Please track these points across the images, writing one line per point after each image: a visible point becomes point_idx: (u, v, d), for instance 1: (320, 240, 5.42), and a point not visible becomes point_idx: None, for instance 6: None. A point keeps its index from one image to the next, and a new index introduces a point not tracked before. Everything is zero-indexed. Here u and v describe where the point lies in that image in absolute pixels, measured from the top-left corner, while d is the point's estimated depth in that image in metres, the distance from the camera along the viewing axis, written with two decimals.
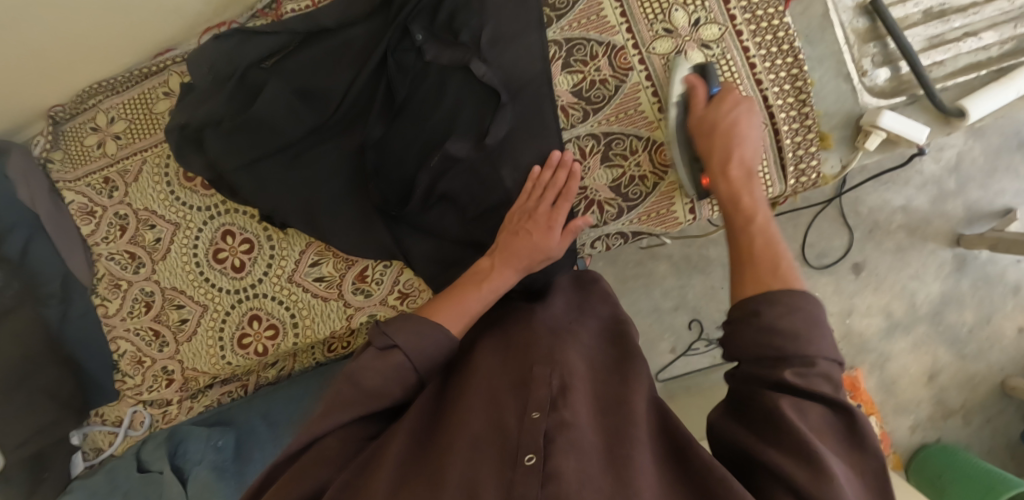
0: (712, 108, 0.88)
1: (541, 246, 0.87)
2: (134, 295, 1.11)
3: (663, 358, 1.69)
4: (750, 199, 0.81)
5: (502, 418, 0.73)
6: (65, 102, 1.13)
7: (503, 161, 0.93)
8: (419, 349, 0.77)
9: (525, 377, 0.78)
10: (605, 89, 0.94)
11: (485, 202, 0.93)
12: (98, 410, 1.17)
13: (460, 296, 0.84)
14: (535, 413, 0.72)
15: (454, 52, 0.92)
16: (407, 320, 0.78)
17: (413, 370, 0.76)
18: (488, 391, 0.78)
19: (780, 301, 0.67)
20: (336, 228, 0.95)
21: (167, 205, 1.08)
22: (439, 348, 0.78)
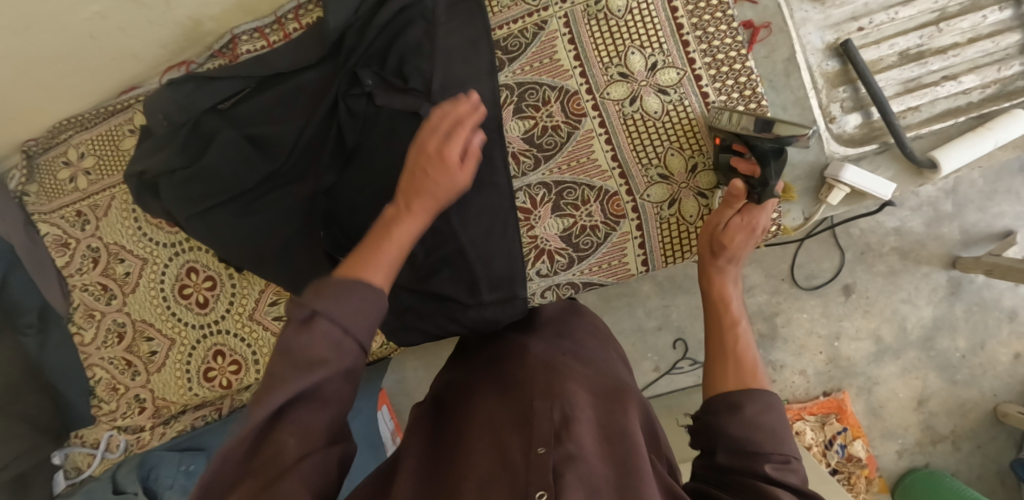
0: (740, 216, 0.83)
1: (444, 177, 0.74)
2: (107, 325, 1.14)
3: (647, 377, 1.71)
4: (734, 311, 0.82)
5: (506, 454, 0.68)
6: (37, 136, 1.14)
7: (453, 208, 0.91)
8: (347, 310, 0.59)
9: (524, 413, 0.73)
10: (557, 136, 0.92)
11: (434, 251, 0.93)
12: (78, 432, 1.22)
13: (382, 247, 0.68)
14: (540, 448, 0.66)
15: (402, 100, 0.91)
16: (322, 282, 0.61)
17: (350, 333, 0.59)
18: (490, 426, 0.73)
19: (760, 398, 0.70)
20: (290, 273, 0.98)
21: (135, 240, 1.10)
22: (371, 306, 0.62)
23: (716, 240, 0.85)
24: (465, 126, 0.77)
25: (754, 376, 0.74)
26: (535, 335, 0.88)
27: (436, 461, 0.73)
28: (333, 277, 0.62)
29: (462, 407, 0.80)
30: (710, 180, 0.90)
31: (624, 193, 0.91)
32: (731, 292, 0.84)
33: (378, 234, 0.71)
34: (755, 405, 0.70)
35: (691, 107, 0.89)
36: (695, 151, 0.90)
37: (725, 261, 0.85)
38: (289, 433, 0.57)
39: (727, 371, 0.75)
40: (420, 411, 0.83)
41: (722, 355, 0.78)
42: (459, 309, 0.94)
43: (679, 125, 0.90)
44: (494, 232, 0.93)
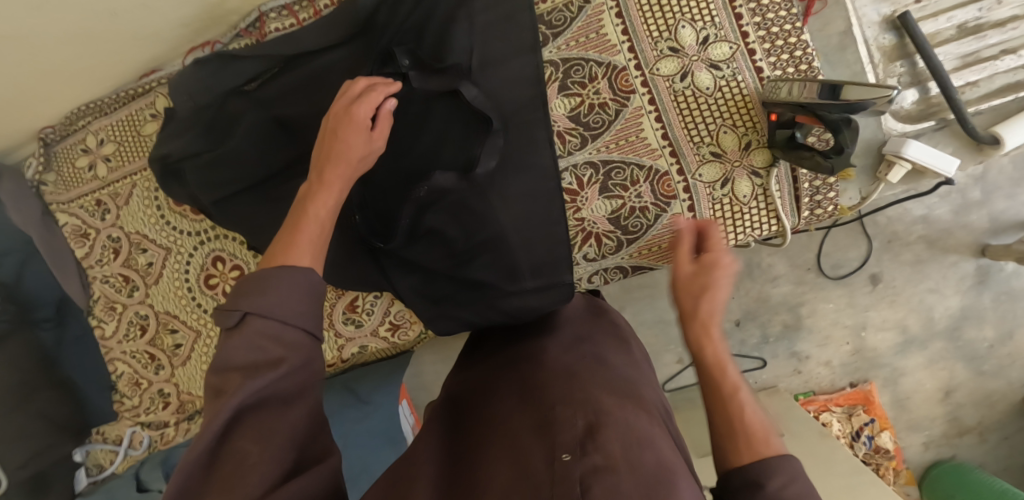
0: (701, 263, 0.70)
1: (355, 144, 0.75)
2: (129, 318, 1.11)
3: (669, 369, 1.67)
4: (731, 374, 0.66)
5: (527, 463, 0.63)
6: (55, 123, 1.10)
7: (492, 191, 0.88)
8: (277, 306, 0.60)
9: (545, 420, 0.68)
10: (604, 114, 0.89)
11: (474, 235, 0.89)
12: (100, 428, 1.19)
13: (297, 227, 0.67)
14: (565, 456, 0.62)
15: (438, 82, 0.87)
16: (242, 282, 0.62)
17: (288, 327, 0.60)
18: (508, 438, 0.68)
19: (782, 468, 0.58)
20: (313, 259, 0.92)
21: (158, 229, 1.06)
22: (298, 288, 0.62)
23: (692, 302, 0.69)
24: (368, 100, 0.78)
25: (769, 444, 0.61)
26: (552, 336, 0.83)
27: (450, 475, 0.67)
28: (256, 272, 0.63)
29: (480, 415, 0.75)
30: (765, 158, 0.87)
31: (675, 173, 0.88)
32: (721, 354, 0.67)
33: (294, 219, 0.69)
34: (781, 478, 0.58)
35: (745, 82, 0.88)
36: (748, 128, 0.88)
37: (705, 323, 0.68)
38: (249, 440, 0.56)
39: (738, 444, 0.62)
40: (432, 417, 0.78)
41: (728, 426, 0.63)
42: (499, 296, 0.89)
43: (732, 102, 0.88)
44: (537, 217, 0.89)
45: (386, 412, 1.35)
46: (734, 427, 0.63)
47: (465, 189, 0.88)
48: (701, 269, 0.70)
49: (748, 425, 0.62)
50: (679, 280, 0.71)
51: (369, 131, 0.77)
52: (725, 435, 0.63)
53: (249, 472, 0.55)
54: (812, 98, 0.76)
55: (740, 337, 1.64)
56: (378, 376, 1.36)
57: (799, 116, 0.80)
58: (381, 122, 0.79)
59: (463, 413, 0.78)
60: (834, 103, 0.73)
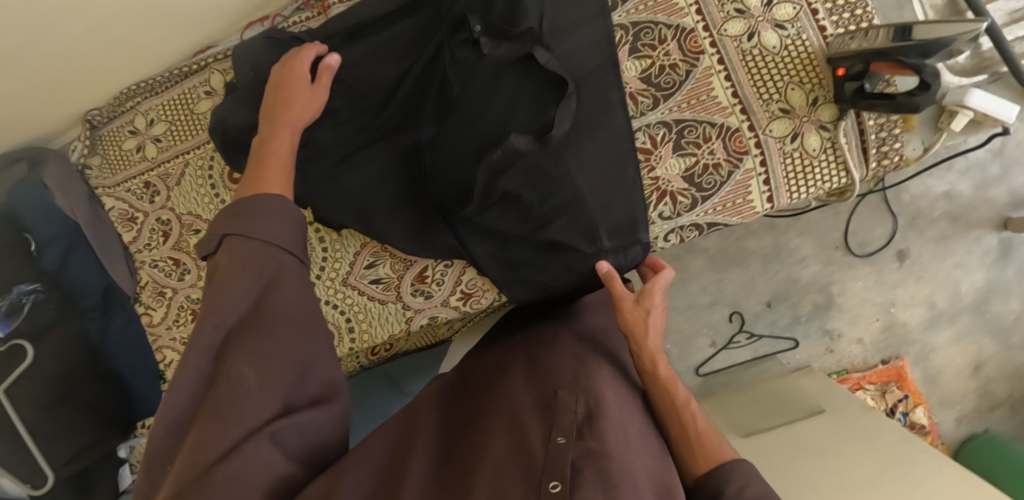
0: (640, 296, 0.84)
1: (302, 93, 0.84)
2: (180, 302, 1.08)
3: (703, 353, 1.66)
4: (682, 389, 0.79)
5: (523, 438, 0.65)
6: (101, 105, 1.08)
7: (567, 154, 0.88)
8: (257, 229, 0.67)
9: (547, 401, 0.71)
10: (675, 75, 0.91)
11: (550, 198, 0.89)
12: (144, 422, 1.14)
13: (264, 167, 0.76)
14: (560, 438, 0.64)
15: (510, 48, 0.88)
16: (225, 210, 0.69)
17: (269, 246, 0.67)
18: (511, 413, 0.70)
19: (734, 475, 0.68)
20: (392, 227, 0.93)
21: (213, 209, 1.04)
22: (281, 219, 0.69)
23: (637, 327, 0.82)
24: (302, 57, 0.87)
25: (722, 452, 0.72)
26: (568, 329, 0.87)
27: (447, 440, 0.71)
28: (236, 201, 0.71)
29: (489, 391, 0.78)
30: (832, 113, 0.89)
31: (746, 129, 0.90)
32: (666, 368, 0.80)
33: (259, 158, 0.78)
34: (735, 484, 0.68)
35: (810, 41, 0.89)
36: (815, 85, 0.89)
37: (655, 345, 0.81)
38: (242, 361, 0.62)
39: (696, 453, 0.73)
40: (438, 388, 0.82)
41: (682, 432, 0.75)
42: (577, 259, 0.90)
43: (798, 60, 0.89)
44: (607, 177, 0.90)
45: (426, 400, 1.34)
46: (692, 437, 0.74)
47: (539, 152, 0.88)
48: (642, 300, 0.84)
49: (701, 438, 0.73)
50: (623, 311, 0.84)
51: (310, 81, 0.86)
52: (683, 441, 0.74)
53: (240, 404, 0.60)
54: (895, 42, 0.77)
55: (772, 318, 1.65)
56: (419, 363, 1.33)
57: (873, 65, 0.80)
58: (320, 80, 0.86)
59: (472, 388, 0.82)
60: (911, 45, 0.75)
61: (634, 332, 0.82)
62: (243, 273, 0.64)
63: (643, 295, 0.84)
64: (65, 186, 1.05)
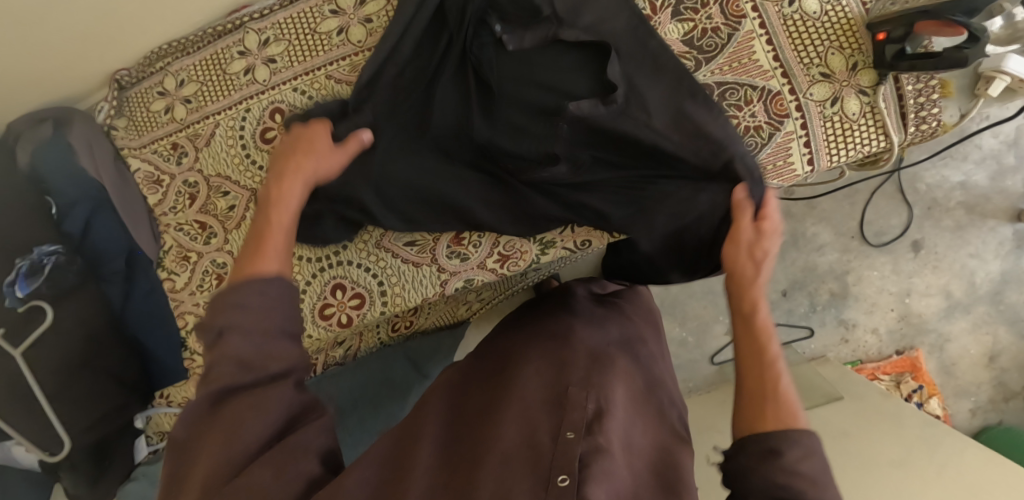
0: (754, 232, 0.77)
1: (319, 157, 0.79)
2: (205, 266, 1.05)
3: (719, 341, 1.65)
4: (774, 345, 0.69)
5: (533, 433, 0.66)
6: (130, 65, 1.07)
7: (631, 110, 0.83)
8: (257, 310, 0.59)
9: (557, 396, 0.73)
10: (717, 38, 0.91)
11: (642, 154, 0.85)
12: (162, 392, 1.12)
13: (262, 239, 0.66)
14: (569, 433, 0.65)
15: (532, 38, 0.83)
16: (219, 296, 0.59)
17: (272, 337, 0.59)
18: (522, 404, 0.71)
19: (800, 441, 0.59)
20: (482, 207, 0.92)
21: (242, 170, 1.03)
22: (282, 296, 0.61)
23: (738, 263, 0.76)
24: (316, 131, 0.82)
25: (795, 418, 0.62)
26: (581, 326, 0.89)
27: (455, 428, 0.72)
28: (226, 287, 0.60)
29: (503, 375, 0.80)
30: (871, 78, 0.89)
31: (787, 92, 0.90)
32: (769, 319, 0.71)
33: (256, 231, 0.68)
34: (796, 451, 0.59)
35: (849, 7, 0.89)
36: (853, 50, 0.89)
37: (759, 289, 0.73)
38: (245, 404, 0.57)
39: (765, 416, 0.63)
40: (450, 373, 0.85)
41: (758, 397, 0.65)
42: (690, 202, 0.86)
43: (837, 26, 0.89)
44: (690, 133, 0.82)
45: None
46: (765, 399, 0.64)
47: (608, 130, 0.83)
48: (760, 241, 0.76)
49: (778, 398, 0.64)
50: (737, 250, 0.77)
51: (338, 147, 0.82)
52: (748, 406, 0.65)
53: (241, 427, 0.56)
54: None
55: (789, 307, 1.64)
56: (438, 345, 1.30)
57: (918, 25, 0.79)
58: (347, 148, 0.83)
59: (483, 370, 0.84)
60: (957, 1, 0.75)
61: (742, 274, 0.75)
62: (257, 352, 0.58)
63: (759, 238, 0.76)
64: (94, 148, 1.04)
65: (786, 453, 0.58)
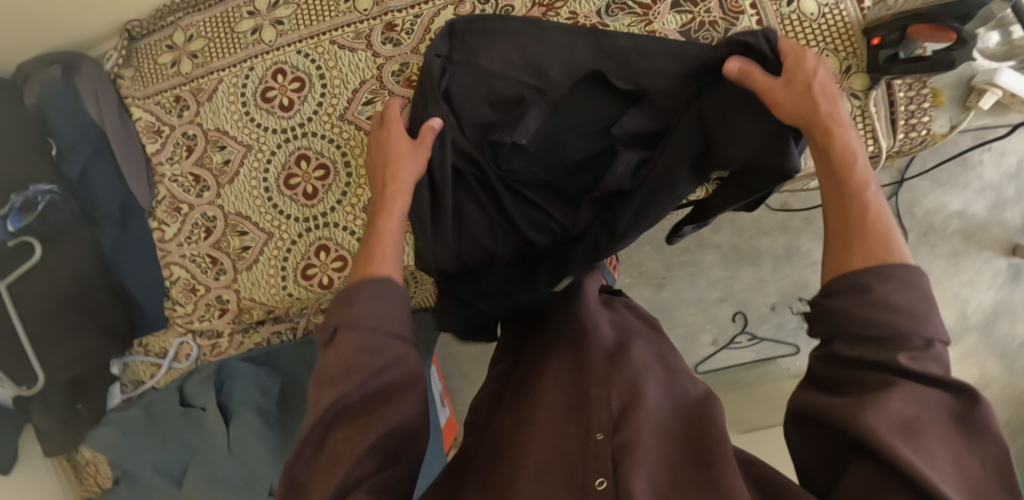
0: (793, 65, 0.74)
1: (405, 150, 0.86)
2: (194, 219, 1.07)
3: (705, 350, 1.65)
4: (861, 162, 0.66)
5: (563, 443, 0.68)
6: (142, 17, 1.09)
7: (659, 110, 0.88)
8: (371, 318, 0.63)
9: (580, 401, 0.73)
10: (714, 32, 0.92)
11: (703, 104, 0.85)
12: (141, 341, 1.14)
13: (374, 247, 0.73)
14: (598, 435, 0.67)
15: (533, 120, 0.90)
16: (341, 299, 0.65)
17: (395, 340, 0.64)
18: (549, 413, 0.72)
19: (896, 275, 0.57)
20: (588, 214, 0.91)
21: (241, 126, 1.04)
22: (396, 304, 0.66)
23: (804, 103, 0.72)
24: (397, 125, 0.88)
25: (890, 246, 0.59)
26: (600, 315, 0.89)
27: (502, 445, 0.73)
28: (349, 286, 0.67)
29: (529, 382, 0.80)
30: (863, 83, 0.89)
31: None
32: (851, 144, 0.67)
33: (366, 246, 0.74)
34: (887, 284, 0.57)
35: (847, 11, 0.89)
36: (849, 54, 0.90)
37: (825, 116, 0.70)
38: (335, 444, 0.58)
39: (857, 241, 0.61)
40: (491, 375, 0.89)
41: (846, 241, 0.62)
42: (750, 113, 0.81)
43: (834, 30, 0.89)
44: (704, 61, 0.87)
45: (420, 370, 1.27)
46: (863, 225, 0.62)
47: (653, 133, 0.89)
48: (795, 71, 0.74)
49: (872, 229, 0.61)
50: (785, 99, 0.74)
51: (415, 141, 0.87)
52: (835, 245, 0.62)
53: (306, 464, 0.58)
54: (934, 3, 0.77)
55: (778, 321, 1.64)
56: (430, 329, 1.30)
57: (912, 29, 0.80)
58: (424, 138, 0.87)
59: (515, 376, 0.85)
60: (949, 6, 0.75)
61: (807, 112, 0.72)
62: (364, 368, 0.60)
63: (792, 69, 0.74)
64: (99, 93, 1.06)
65: (877, 289, 0.56)
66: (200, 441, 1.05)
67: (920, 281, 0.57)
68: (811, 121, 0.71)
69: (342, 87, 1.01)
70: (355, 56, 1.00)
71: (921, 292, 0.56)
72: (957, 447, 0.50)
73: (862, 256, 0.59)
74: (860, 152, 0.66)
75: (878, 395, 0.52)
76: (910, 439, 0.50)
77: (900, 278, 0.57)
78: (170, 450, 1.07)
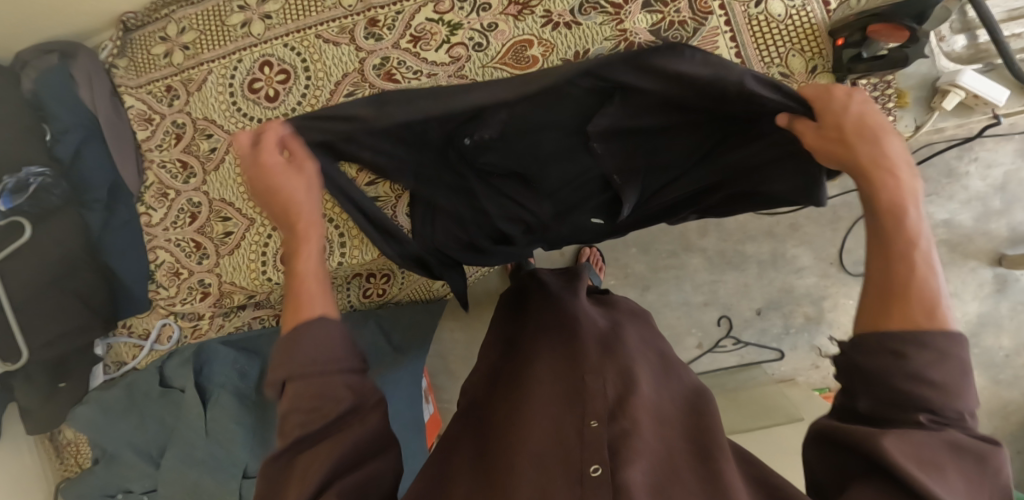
0: (828, 109, 0.64)
1: (284, 177, 0.70)
2: (181, 205, 1.11)
3: (689, 353, 1.67)
4: (913, 218, 0.59)
5: (560, 429, 0.71)
6: (137, 9, 1.12)
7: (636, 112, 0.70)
8: (313, 361, 0.60)
9: (575, 388, 0.76)
10: (684, 31, 0.95)
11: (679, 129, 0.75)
12: (126, 322, 1.19)
13: (297, 288, 0.66)
14: (593, 423, 0.70)
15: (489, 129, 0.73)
16: (280, 345, 0.62)
17: (340, 374, 0.61)
18: (547, 399, 0.76)
19: (932, 345, 0.54)
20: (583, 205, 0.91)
21: (228, 116, 1.08)
22: (326, 340, 0.62)
23: (853, 153, 0.63)
24: (267, 138, 0.70)
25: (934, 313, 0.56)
26: (589, 310, 0.94)
27: (499, 425, 0.77)
28: (285, 334, 0.63)
29: (522, 371, 0.84)
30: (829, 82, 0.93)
31: None
32: (903, 193, 0.60)
33: (291, 289, 0.66)
34: (926, 355, 0.54)
35: (814, 12, 0.91)
36: (815, 54, 0.92)
37: (876, 168, 0.62)
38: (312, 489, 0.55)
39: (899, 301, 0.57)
40: (486, 359, 0.92)
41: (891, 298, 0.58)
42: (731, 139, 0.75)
43: (800, 30, 0.92)
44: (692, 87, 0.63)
45: (406, 366, 1.27)
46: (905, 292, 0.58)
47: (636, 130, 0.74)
48: (828, 119, 0.64)
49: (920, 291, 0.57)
50: (841, 135, 0.64)
51: (283, 158, 0.71)
52: (880, 304, 0.58)
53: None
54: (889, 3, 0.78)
55: (762, 327, 1.65)
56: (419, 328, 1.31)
57: (872, 28, 0.82)
58: (294, 152, 0.71)
59: (510, 362, 0.89)
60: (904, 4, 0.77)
61: (858, 160, 0.63)
62: (308, 416, 0.59)
63: (826, 109, 0.65)
64: (93, 81, 1.10)
65: (917, 362, 0.54)
66: (178, 423, 1.07)
67: (963, 350, 0.55)
68: (849, 165, 0.63)
69: (325, 79, 1.04)
70: (339, 50, 1.04)
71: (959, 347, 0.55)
72: (972, 486, 0.52)
73: (898, 319, 0.57)
74: (914, 208, 0.59)
75: (907, 433, 0.53)
76: (933, 476, 0.51)
77: (947, 342, 0.54)
78: (148, 430, 1.10)
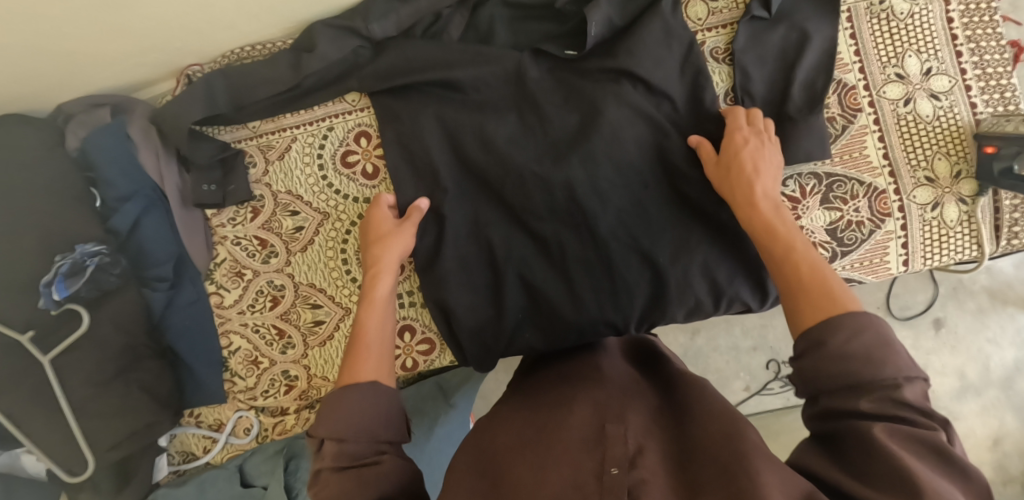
0: (725, 155, 0.81)
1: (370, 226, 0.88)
2: (259, 287, 1.00)
3: (736, 396, 1.56)
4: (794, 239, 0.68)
5: (574, 472, 0.59)
6: (204, 61, 1.00)
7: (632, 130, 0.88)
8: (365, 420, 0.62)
9: (594, 433, 0.65)
10: (832, 128, 0.92)
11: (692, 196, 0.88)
12: (192, 411, 1.06)
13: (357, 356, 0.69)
14: (613, 470, 0.58)
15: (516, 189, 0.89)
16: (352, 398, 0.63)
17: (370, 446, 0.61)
18: (561, 448, 0.63)
19: (842, 323, 0.56)
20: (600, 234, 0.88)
21: (317, 192, 0.99)
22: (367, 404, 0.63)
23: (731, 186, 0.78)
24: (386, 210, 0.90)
25: (840, 300, 0.59)
26: (614, 357, 0.83)
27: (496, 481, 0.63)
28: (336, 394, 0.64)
29: (547, 412, 0.71)
30: (972, 189, 0.91)
31: (892, 192, 0.92)
32: (774, 219, 0.71)
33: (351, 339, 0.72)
34: (855, 330, 0.55)
35: (960, 115, 0.91)
36: (960, 158, 0.91)
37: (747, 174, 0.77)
38: None
39: (803, 314, 0.60)
40: (501, 410, 0.77)
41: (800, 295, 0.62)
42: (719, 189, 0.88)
43: (946, 132, 0.91)
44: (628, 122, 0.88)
45: (458, 421, 1.21)
46: (809, 288, 0.61)
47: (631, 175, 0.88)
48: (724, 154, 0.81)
49: (808, 280, 0.62)
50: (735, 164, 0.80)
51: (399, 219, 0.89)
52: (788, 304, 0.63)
53: None
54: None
55: None
56: (467, 373, 1.23)
57: None
58: (409, 218, 0.88)
59: (528, 405, 0.75)
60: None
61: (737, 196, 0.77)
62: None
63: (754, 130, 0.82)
64: (182, 140, 0.95)
65: (828, 343, 0.55)
66: None
67: (871, 319, 0.56)
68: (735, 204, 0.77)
69: None
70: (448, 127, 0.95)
71: (897, 361, 0.53)
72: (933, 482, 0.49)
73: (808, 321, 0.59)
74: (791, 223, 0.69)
75: (820, 361, 0.55)
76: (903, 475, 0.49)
77: (881, 367, 0.53)
78: None
